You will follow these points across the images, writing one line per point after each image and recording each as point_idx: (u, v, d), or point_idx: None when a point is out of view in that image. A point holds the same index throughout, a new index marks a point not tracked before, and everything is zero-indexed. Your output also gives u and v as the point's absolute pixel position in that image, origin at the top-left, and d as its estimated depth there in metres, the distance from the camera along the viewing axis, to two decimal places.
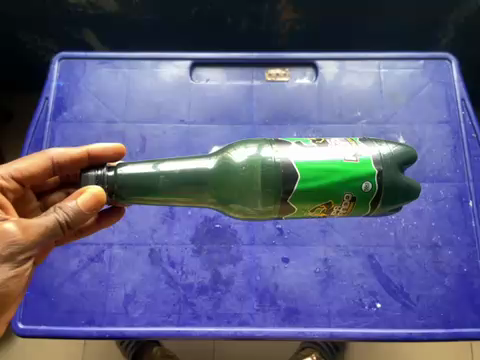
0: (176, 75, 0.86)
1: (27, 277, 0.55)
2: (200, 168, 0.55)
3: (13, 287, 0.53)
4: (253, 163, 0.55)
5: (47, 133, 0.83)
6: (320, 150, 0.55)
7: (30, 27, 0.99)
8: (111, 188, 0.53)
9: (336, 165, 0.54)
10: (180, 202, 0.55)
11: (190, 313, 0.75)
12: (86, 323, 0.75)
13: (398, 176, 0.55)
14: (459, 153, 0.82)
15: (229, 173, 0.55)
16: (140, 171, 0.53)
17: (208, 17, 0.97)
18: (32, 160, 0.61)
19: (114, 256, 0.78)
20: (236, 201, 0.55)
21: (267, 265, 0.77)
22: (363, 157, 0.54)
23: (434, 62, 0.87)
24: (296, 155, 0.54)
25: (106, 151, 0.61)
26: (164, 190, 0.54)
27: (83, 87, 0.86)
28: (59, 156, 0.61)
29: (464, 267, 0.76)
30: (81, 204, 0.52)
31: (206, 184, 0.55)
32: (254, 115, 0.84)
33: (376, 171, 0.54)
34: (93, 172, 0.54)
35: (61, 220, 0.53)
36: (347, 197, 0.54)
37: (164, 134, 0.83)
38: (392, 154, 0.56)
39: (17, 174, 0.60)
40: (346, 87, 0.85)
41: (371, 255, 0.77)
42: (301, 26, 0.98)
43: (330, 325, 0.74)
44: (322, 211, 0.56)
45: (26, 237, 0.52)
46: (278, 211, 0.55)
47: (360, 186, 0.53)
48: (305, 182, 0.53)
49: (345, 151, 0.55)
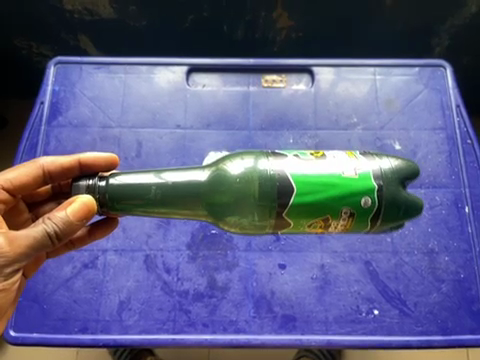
0: (172, 81, 0.86)
1: (14, 289, 0.56)
2: (193, 179, 0.54)
3: (2, 300, 0.55)
4: (249, 176, 0.54)
5: (42, 138, 0.82)
6: (317, 163, 0.54)
7: (24, 32, 0.99)
8: (102, 198, 0.53)
9: (333, 178, 0.53)
10: (177, 214, 0.55)
11: (185, 320, 0.74)
12: (79, 331, 0.74)
13: (399, 192, 0.54)
14: (454, 159, 0.82)
15: (224, 186, 0.54)
16: (133, 181, 0.53)
17: (203, 25, 0.97)
18: (23, 169, 0.60)
19: (108, 263, 0.78)
20: (230, 214, 0.54)
21: (264, 272, 0.77)
22: (363, 171, 0.54)
23: (430, 69, 0.88)
24: (292, 168, 0.54)
25: (97, 161, 0.58)
26: (155, 201, 0.53)
27: (79, 92, 0.85)
28: (50, 165, 0.60)
29: (461, 273, 0.77)
30: (70, 214, 0.51)
31: (198, 195, 0.54)
32: (250, 121, 0.84)
33: (376, 186, 0.53)
34: (84, 182, 0.53)
35: (50, 231, 0.51)
36: (346, 213, 0.53)
37: (160, 139, 0.82)
38: (393, 169, 0.55)
39: (6, 184, 0.59)
40: (342, 93, 0.86)
41: (368, 261, 0.77)
42: (296, 34, 0.98)
43: (328, 332, 0.73)
44: (319, 227, 0.55)
45: (12, 250, 0.52)
46: (273, 226, 0.55)
47: (359, 201, 0.53)
48: (301, 195, 0.53)
49: (344, 164, 0.54)
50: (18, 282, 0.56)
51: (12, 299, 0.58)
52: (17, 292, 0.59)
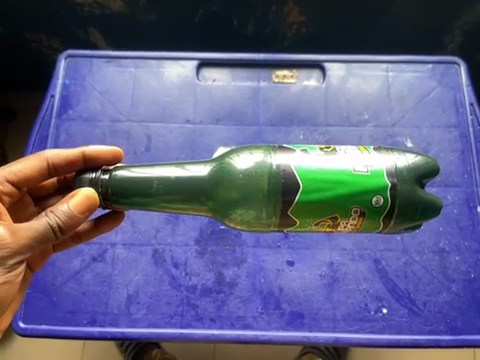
0: (182, 75, 0.86)
1: (18, 282, 0.56)
2: (195, 174, 0.54)
3: (6, 292, 0.55)
4: (255, 172, 0.53)
5: (52, 131, 0.83)
6: (326, 158, 0.53)
7: (35, 26, 0.99)
8: (105, 191, 0.53)
9: (342, 175, 0.52)
10: (189, 210, 0.55)
11: (193, 315, 0.74)
12: (88, 324, 0.74)
13: (415, 191, 0.53)
14: (467, 158, 0.81)
15: (231, 182, 0.53)
16: (137, 175, 0.53)
17: (214, 19, 0.97)
18: (28, 162, 0.60)
19: (116, 256, 0.78)
20: (238, 211, 0.54)
21: (272, 268, 0.77)
22: (376, 168, 0.53)
23: (443, 66, 0.87)
24: (299, 163, 0.53)
25: (102, 154, 0.58)
26: (158, 195, 0.53)
27: (89, 85, 0.85)
28: (54, 158, 0.59)
29: (471, 273, 0.76)
30: (73, 207, 0.51)
31: (207, 192, 0.54)
32: (260, 117, 0.83)
33: (389, 184, 0.52)
34: (88, 176, 0.54)
35: (52, 224, 0.51)
36: (355, 212, 0.53)
37: (169, 134, 0.82)
38: (408, 166, 0.54)
39: (11, 176, 0.59)
40: (353, 89, 0.85)
41: (377, 259, 0.77)
42: (308, 28, 0.97)
43: (335, 330, 0.73)
44: (327, 226, 0.54)
45: (16, 242, 0.52)
46: (277, 224, 0.54)
47: (370, 200, 0.52)
48: (307, 192, 0.52)
49: (355, 160, 0.53)
50: (21, 275, 0.56)
51: (16, 292, 0.58)
52: (20, 284, 0.59)
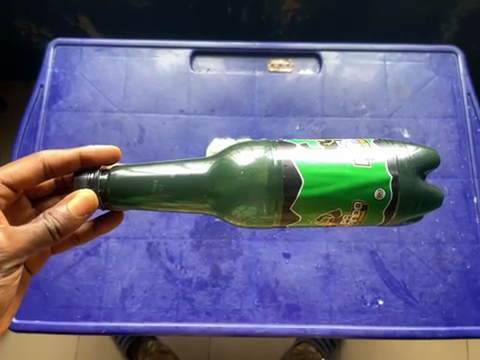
0: (176, 64, 0.84)
1: (15, 286, 0.55)
2: (195, 172, 0.53)
3: (2, 296, 0.54)
4: (255, 168, 0.52)
5: (42, 122, 0.81)
6: (328, 152, 0.52)
7: (23, 12, 0.96)
8: (104, 192, 0.52)
9: (344, 170, 0.51)
10: (188, 209, 0.54)
11: (188, 309, 0.73)
12: (82, 318, 0.73)
13: (416, 183, 0.52)
14: (464, 149, 0.81)
15: (230, 179, 0.52)
16: (136, 174, 0.52)
17: (207, 7, 0.95)
18: (23, 164, 0.58)
19: (110, 250, 0.76)
20: (238, 206, 0.52)
21: (268, 261, 0.76)
22: (377, 161, 0.52)
23: (440, 55, 0.86)
24: (300, 158, 0.52)
25: (99, 154, 0.57)
26: (158, 194, 0.52)
27: (80, 75, 0.83)
28: (50, 159, 0.58)
29: (467, 264, 0.76)
30: (72, 209, 0.50)
31: (205, 190, 0.53)
32: (255, 106, 0.82)
33: (391, 177, 0.51)
34: (86, 176, 0.52)
35: (50, 226, 0.50)
36: (357, 206, 0.52)
37: (163, 125, 0.80)
38: (410, 158, 0.53)
39: (7, 179, 0.57)
40: (349, 78, 0.83)
41: (373, 251, 0.76)
42: (303, 16, 0.96)
43: (332, 322, 0.73)
44: (330, 220, 0.53)
45: (12, 246, 0.50)
46: (280, 220, 0.53)
47: (372, 193, 0.51)
48: (309, 187, 0.51)
49: (356, 154, 0.52)
50: (18, 280, 0.55)
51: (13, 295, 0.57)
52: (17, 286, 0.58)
